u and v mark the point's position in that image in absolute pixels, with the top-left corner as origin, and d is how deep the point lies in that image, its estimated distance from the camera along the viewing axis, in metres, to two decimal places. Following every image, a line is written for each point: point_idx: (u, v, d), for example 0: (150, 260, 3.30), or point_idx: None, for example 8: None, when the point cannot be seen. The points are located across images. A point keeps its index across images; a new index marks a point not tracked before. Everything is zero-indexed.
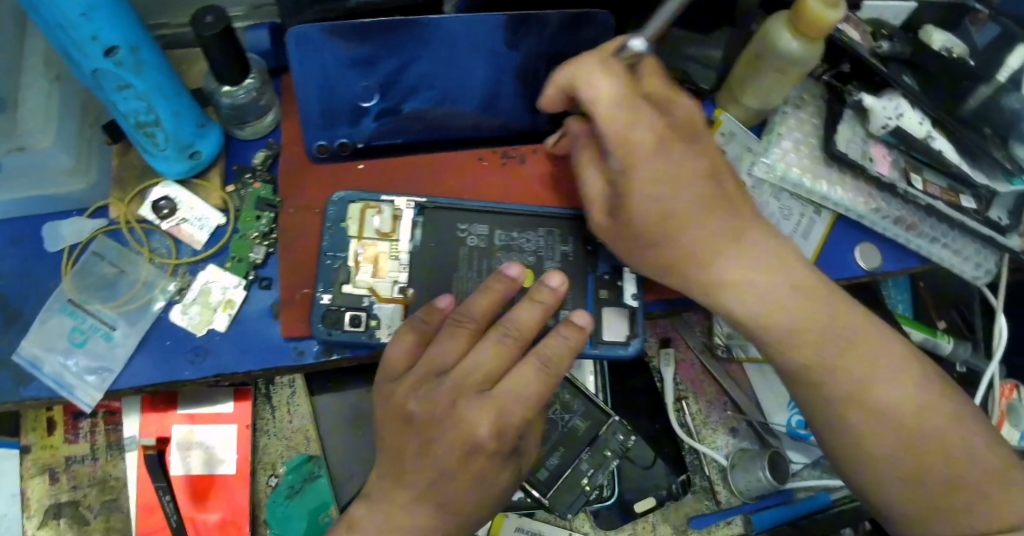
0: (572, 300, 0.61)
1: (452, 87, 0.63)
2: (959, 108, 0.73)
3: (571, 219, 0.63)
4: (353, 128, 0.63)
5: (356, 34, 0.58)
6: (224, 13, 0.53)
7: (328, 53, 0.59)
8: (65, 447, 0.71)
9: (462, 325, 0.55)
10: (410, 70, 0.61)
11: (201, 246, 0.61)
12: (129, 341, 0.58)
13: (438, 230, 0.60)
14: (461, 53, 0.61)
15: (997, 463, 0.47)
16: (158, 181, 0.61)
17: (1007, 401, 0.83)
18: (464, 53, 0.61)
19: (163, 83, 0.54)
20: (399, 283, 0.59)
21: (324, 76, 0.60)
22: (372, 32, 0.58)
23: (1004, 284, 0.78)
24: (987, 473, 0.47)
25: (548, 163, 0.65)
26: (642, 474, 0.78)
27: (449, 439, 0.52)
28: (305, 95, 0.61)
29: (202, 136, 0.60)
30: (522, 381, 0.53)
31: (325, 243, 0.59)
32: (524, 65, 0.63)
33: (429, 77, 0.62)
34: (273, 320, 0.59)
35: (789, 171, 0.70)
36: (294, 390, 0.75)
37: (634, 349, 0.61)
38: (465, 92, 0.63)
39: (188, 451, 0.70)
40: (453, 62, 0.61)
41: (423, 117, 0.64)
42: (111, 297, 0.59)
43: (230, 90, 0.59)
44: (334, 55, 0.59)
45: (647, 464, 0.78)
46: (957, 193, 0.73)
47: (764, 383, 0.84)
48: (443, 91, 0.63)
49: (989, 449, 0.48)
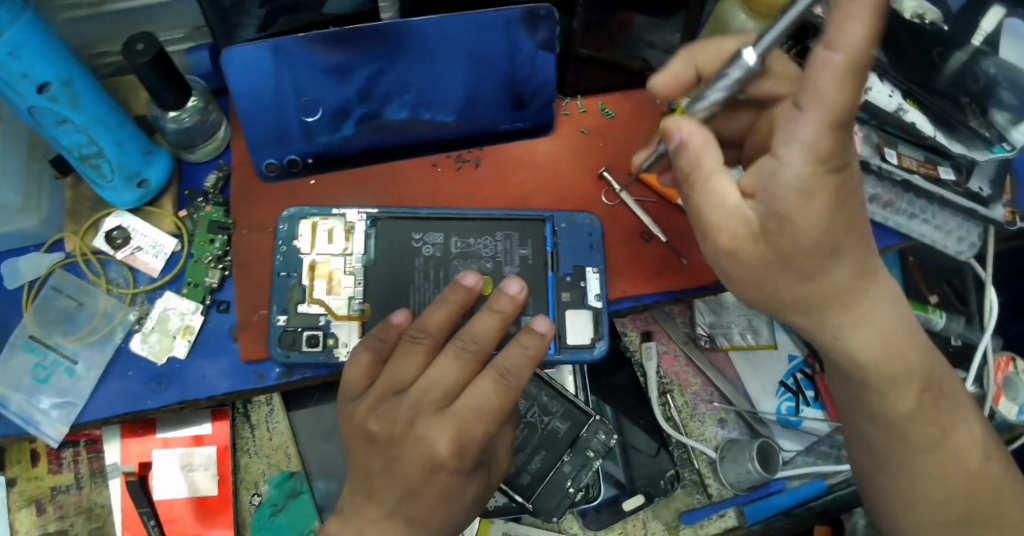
0: (533, 305, 0.60)
1: (431, 91, 0.62)
2: (935, 76, 0.69)
3: (527, 221, 0.62)
4: (315, 139, 0.62)
5: (321, 44, 0.56)
6: (155, 40, 0.53)
7: (270, 71, 0.57)
8: (50, 478, 0.72)
9: (417, 342, 0.55)
10: (372, 81, 0.60)
11: (157, 273, 0.61)
12: (91, 373, 0.58)
13: (392, 241, 0.60)
14: (417, 58, 0.59)
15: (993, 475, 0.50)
16: (111, 211, 0.61)
17: (1004, 374, 0.80)
18: (420, 57, 0.59)
19: (103, 115, 0.54)
20: (355, 298, 0.58)
21: (273, 94, 0.59)
22: (319, 47, 0.56)
23: (990, 255, 0.77)
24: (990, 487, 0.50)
25: (502, 167, 0.65)
26: (648, 461, 0.78)
27: (409, 458, 0.51)
28: (252, 113, 0.60)
29: (150, 163, 0.60)
30: (480, 393, 0.52)
31: (278, 262, 0.59)
32: (505, 71, 0.62)
33: (384, 83, 0.60)
34: (232, 343, 0.59)
35: None
36: (272, 408, 0.74)
37: (599, 351, 0.60)
38: (424, 97, 0.62)
39: (192, 473, 0.70)
40: (410, 67, 0.60)
41: (383, 125, 0.63)
42: (72, 330, 0.59)
43: (175, 115, 0.58)
44: (305, 65, 0.58)
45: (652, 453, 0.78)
46: (934, 165, 0.72)
47: (750, 373, 0.83)
48: (401, 98, 0.61)
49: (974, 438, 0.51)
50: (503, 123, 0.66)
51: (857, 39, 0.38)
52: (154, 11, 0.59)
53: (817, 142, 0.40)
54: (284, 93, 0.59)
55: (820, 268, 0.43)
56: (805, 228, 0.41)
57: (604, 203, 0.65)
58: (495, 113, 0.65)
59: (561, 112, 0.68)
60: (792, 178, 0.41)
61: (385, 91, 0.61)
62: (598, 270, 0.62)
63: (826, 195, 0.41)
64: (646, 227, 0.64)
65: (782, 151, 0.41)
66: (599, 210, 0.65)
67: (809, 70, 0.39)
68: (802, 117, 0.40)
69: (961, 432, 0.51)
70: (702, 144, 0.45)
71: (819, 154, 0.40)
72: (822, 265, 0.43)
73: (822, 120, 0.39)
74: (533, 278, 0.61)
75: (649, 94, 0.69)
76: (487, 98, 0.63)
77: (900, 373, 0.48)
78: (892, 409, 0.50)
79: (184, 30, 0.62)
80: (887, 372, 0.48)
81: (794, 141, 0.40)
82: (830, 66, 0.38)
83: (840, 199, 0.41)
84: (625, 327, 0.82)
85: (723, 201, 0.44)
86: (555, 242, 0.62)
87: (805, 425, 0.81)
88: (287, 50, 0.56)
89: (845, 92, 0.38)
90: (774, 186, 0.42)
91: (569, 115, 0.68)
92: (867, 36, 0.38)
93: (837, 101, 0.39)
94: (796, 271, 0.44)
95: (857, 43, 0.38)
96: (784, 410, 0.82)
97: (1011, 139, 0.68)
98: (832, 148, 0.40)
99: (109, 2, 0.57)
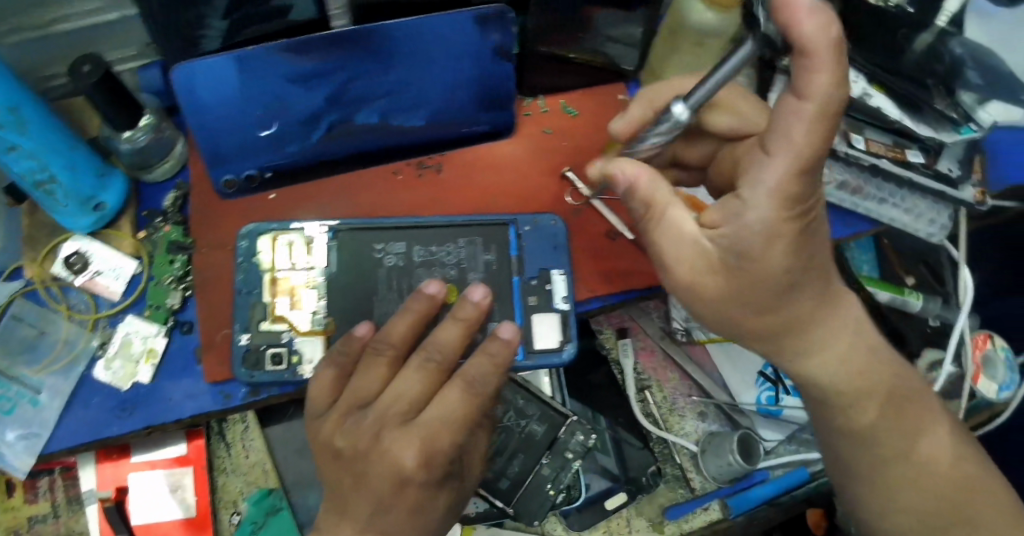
0: (499, 311, 0.60)
1: (403, 94, 0.60)
2: (904, 54, 0.67)
3: (491, 226, 0.62)
4: (285, 149, 0.60)
5: (285, 53, 0.54)
6: (101, 60, 0.52)
7: (235, 81, 0.55)
8: (26, 508, 0.71)
9: (381, 355, 0.54)
10: (343, 86, 0.57)
11: (119, 297, 0.60)
12: (56, 402, 0.57)
13: (354, 252, 0.59)
14: (387, 61, 0.57)
15: (965, 475, 0.50)
16: (68, 236, 0.60)
17: (982, 352, 0.79)
18: (391, 61, 0.57)
19: (54, 140, 0.53)
20: (319, 313, 0.58)
21: (237, 105, 0.56)
22: (285, 55, 0.54)
23: (962, 234, 0.76)
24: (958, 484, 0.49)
25: (466, 172, 0.65)
26: (638, 453, 0.78)
27: (376, 473, 0.50)
28: (212, 127, 0.57)
29: (104, 186, 0.59)
30: (445, 403, 0.52)
31: (238, 281, 0.58)
32: (477, 71, 0.60)
33: (354, 89, 0.58)
34: (197, 365, 0.58)
35: None
36: (247, 426, 0.74)
37: (568, 355, 0.59)
38: (395, 101, 0.60)
39: (181, 492, 0.70)
40: (381, 71, 0.57)
41: (352, 131, 0.61)
42: (34, 360, 0.58)
43: (129, 135, 0.57)
44: (270, 73, 0.55)
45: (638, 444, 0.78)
46: (903, 149, 0.69)
47: (729, 364, 0.83)
48: (372, 103, 0.60)
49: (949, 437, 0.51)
50: (464, 126, 0.64)
51: (823, 93, 0.38)
52: (105, 30, 0.59)
53: (782, 187, 0.40)
54: (249, 103, 0.56)
55: (779, 303, 0.44)
56: (766, 267, 0.42)
57: (568, 203, 0.65)
58: (461, 116, 0.64)
59: (523, 112, 0.67)
60: (756, 220, 0.41)
61: (356, 96, 0.59)
62: (564, 272, 0.61)
63: (786, 239, 0.41)
64: (612, 226, 0.64)
65: (745, 193, 0.41)
66: (564, 210, 0.64)
67: (778, 117, 0.40)
68: (771, 162, 0.40)
69: (933, 423, 0.51)
70: (651, 182, 0.46)
71: (782, 200, 0.40)
72: (783, 300, 0.44)
73: (790, 167, 0.40)
74: (498, 284, 0.60)
75: (613, 88, 0.69)
76: (458, 99, 0.62)
77: (862, 388, 0.48)
78: (856, 423, 0.49)
79: (135, 48, 0.62)
80: (847, 391, 0.48)
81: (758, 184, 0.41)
82: (800, 115, 0.39)
83: (802, 240, 0.42)
84: (600, 325, 0.82)
85: (681, 238, 0.44)
86: (519, 246, 0.61)
87: (786, 414, 0.81)
88: (252, 60, 0.54)
89: (817, 141, 0.39)
90: (737, 226, 0.42)
91: (530, 115, 0.67)
92: (833, 91, 0.38)
93: (805, 147, 0.39)
94: (753, 305, 0.44)
95: (829, 94, 0.38)
96: (764, 400, 0.82)
97: (977, 119, 0.67)
98: (797, 194, 0.40)
99: (54, 24, 0.56)
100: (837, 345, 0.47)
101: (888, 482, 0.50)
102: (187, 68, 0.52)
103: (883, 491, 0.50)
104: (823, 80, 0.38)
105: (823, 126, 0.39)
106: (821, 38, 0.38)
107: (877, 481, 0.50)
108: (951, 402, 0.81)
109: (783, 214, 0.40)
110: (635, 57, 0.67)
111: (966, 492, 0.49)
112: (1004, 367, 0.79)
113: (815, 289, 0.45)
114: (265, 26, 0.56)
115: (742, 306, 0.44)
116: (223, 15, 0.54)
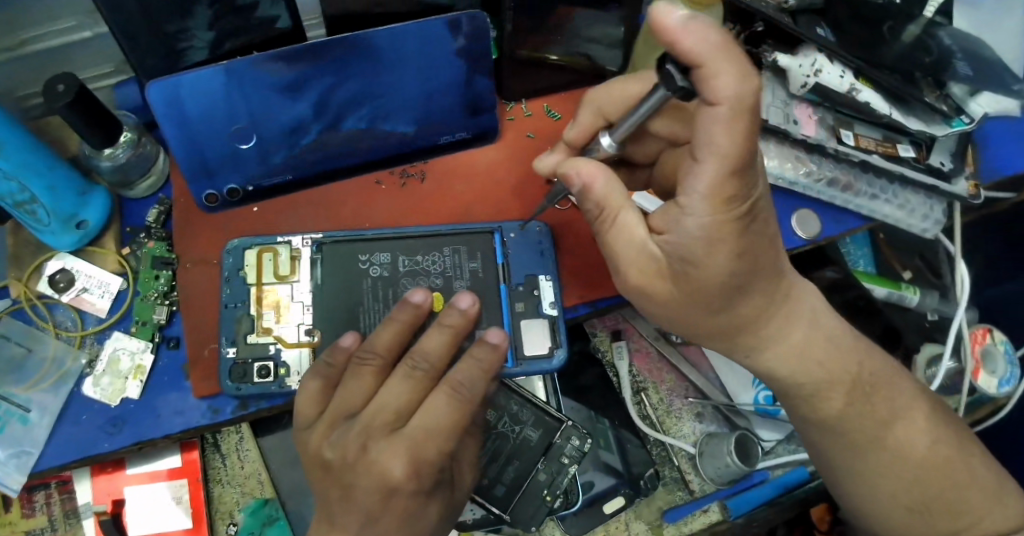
0: (487, 318, 0.59)
1: (388, 101, 0.60)
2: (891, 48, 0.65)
3: (476, 234, 0.61)
4: (272, 159, 0.61)
5: (270, 62, 0.55)
6: (76, 79, 0.51)
7: (222, 93, 0.56)
8: (24, 522, 0.71)
9: (366, 364, 0.53)
10: (328, 95, 0.58)
11: (105, 313, 0.60)
12: (45, 420, 0.57)
13: (338, 264, 0.59)
14: (369, 68, 0.58)
15: (936, 459, 0.52)
16: (53, 254, 0.61)
17: (981, 347, 0.78)
18: (374, 68, 0.58)
19: (32, 161, 0.53)
20: (305, 326, 0.58)
21: (225, 116, 0.57)
22: (267, 65, 0.55)
23: (958, 229, 0.75)
24: (942, 476, 0.51)
25: (450, 179, 0.65)
26: (640, 451, 0.78)
27: (364, 486, 0.49)
28: (200, 140, 0.58)
29: (86, 204, 0.59)
30: (431, 409, 0.51)
31: (225, 295, 0.58)
32: (462, 75, 0.61)
33: (338, 97, 0.59)
34: (184, 379, 0.58)
35: (768, 165, 0.66)
36: (241, 436, 0.74)
37: (558, 361, 0.59)
38: (380, 109, 0.61)
39: (180, 501, 0.70)
40: (363, 79, 0.58)
41: (338, 141, 0.61)
42: (23, 378, 0.58)
43: (109, 153, 0.57)
44: (255, 83, 0.56)
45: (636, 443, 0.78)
46: (893, 143, 0.68)
47: (725, 365, 0.82)
48: (357, 111, 0.60)
49: (926, 420, 0.53)
50: (444, 135, 0.64)
51: (730, 94, 0.40)
52: (83, 45, 0.58)
53: (716, 191, 0.42)
54: (236, 114, 0.57)
55: (729, 302, 0.47)
56: (709, 272, 0.44)
57: (556, 208, 0.64)
58: (447, 123, 0.63)
59: (506, 117, 0.67)
60: (695, 227, 0.43)
61: (340, 104, 0.59)
62: (551, 277, 0.61)
63: (726, 244, 0.43)
64: None
65: (683, 200, 0.43)
66: (550, 214, 0.64)
67: (700, 128, 0.42)
68: (700, 167, 0.42)
69: (905, 410, 0.53)
70: (605, 185, 0.48)
71: (718, 204, 0.42)
72: (731, 300, 0.47)
73: (720, 168, 0.41)
74: (485, 291, 0.60)
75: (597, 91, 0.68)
76: (442, 106, 0.62)
77: (818, 378, 0.52)
78: (821, 412, 0.53)
79: (112, 65, 0.62)
80: (805, 381, 0.52)
81: (692, 191, 0.42)
82: (717, 120, 0.41)
83: (744, 240, 0.44)
84: (594, 328, 0.82)
85: (632, 240, 0.47)
86: (505, 254, 0.61)
87: (783, 414, 0.80)
88: (237, 71, 0.55)
89: (737, 138, 0.41)
90: (679, 233, 0.44)
91: (514, 119, 0.67)
92: (738, 89, 0.40)
93: (730, 148, 0.41)
94: (706, 306, 0.47)
95: (738, 92, 0.40)
96: (762, 399, 0.81)
97: (969, 111, 0.66)
98: (730, 195, 0.42)
99: (27, 44, 0.56)
100: (791, 336, 0.51)
101: (866, 468, 0.52)
102: (172, 81, 0.54)
103: (865, 478, 0.53)
104: (728, 77, 0.40)
105: (739, 122, 0.40)
106: (711, 46, 0.39)
107: (857, 470, 0.53)
108: (951, 396, 0.79)
109: (720, 217, 0.43)
110: (618, 58, 0.66)
111: (946, 480, 0.51)
112: (1004, 361, 0.78)
113: (764, 281, 0.47)
114: (250, 37, 0.56)
115: (701, 305, 0.47)
116: (210, 26, 0.53)
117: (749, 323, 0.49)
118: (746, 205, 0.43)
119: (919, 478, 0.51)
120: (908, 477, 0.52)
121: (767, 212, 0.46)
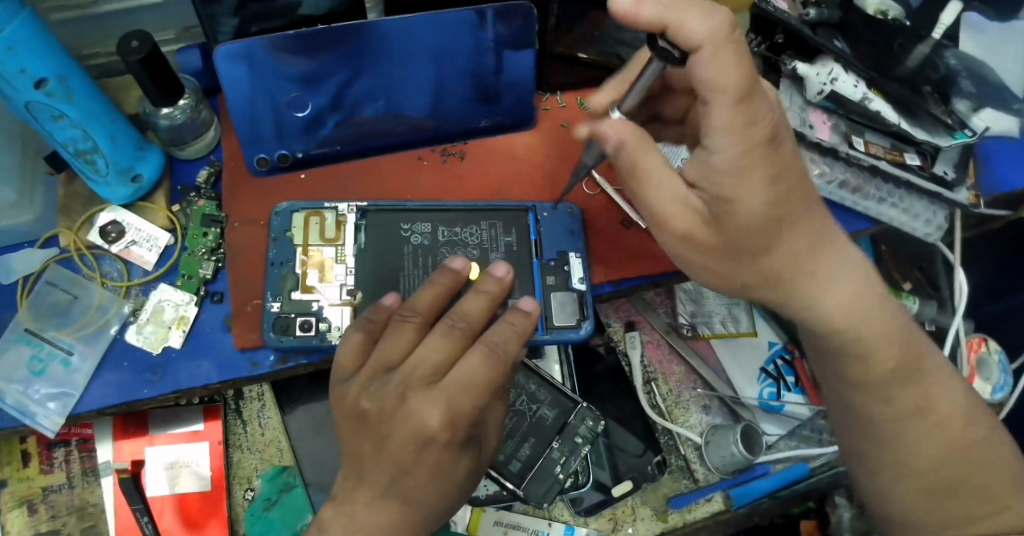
0: (519, 288, 0.63)
1: (421, 80, 0.63)
2: (898, 69, 0.69)
3: (512, 211, 0.65)
4: (319, 131, 0.64)
5: (307, 40, 0.57)
6: (148, 37, 0.54)
7: (245, 78, 0.59)
8: (42, 478, 0.72)
9: (407, 320, 0.55)
10: (364, 71, 0.61)
11: (151, 266, 0.62)
12: (87, 365, 0.58)
13: (384, 230, 0.62)
14: (402, 49, 0.61)
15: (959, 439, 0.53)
16: (104, 207, 0.63)
17: (977, 354, 0.83)
18: (387, 60, 0.61)
19: (99, 112, 0.55)
20: (347, 287, 0.60)
21: (246, 102, 0.61)
22: (304, 41, 0.58)
23: (957, 237, 0.78)
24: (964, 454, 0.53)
25: (488, 162, 0.68)
26: (644, 439, 0.80)
27: (400, 436, 0.50)
28: (245, 114, 0.62)
29: (142, 159, 0.61)
30: (467, 368, 0.51)
31: (271, 254, 0.61)
32: (497, 62, 0.64)
33: (371, 76, 0.62)
34: (226, 333, 0.60)
35: None
36: (264, 403, 0.76)
37: (584, 331, 0.62)
38: (401, 99, 0.64)
39: (186, 470, 0.71)
40: (387, 69, 0.62)
41: (370, 122, 0.65)
42: (65, 323, 0.60)
43: (168, 112, 0.60)
44: (296, 57, 0.59)
45: (642, 434, 0.80)
46: (900, 151, 0.72)
47: (731, 359, 0.85)
48: (374, 103, 0.64)
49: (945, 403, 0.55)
50: (481, 119, 0.68)
51: (704, 34, 0.43)
52: (152, 11, 0.62)
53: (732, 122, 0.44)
54: (257, 100, 0.61)
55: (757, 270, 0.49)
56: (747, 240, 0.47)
57: (585, 193, 0.68)
58: (490, 107, 0.67)
59: (542, 107, 0.71)
60: (722, 162, 0.45)
61: (376, 81, 0.62)
62: (580, 254, 0.65)
63: (758, 169, 0.44)
64: (625, 215, 0.67)
65: (706, 141, 0.45)
66: (580, 199, 0.67)
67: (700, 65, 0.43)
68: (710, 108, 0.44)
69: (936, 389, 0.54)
70: (630, 129, 0.46)
71: (741, 134, 0.44)
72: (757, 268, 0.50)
73: (726, 103, 0.44)
74: (518, 263, 0.63)
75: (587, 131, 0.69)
76: (463, 93, 0.65)
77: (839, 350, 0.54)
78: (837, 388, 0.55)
79: (174, 32, 0.65)
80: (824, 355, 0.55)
81: (714, 129, 0.45)
82: (703, 63, 0.43)
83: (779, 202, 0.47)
84: (609, 318, 0.85)
85: None
86: (538, 230, 0.65)
87: (786, 410, 0.84)
88: (278, 45, 0.57)
89: (728, 71, 0.43)
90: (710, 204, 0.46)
91: (549, 109, 0.70)
92: (710, 27, 0.42)
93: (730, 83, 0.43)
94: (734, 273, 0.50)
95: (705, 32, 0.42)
96: (766, 395, 0.84)
97: (971, 125, 0.70)
98: (747, 121, 0.44)
99: (93, 5, 0.59)
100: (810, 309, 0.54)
101: (884, 451, 0.52)
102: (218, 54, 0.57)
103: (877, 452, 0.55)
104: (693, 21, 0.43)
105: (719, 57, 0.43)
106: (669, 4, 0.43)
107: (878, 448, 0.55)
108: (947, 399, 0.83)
109: (743, 146, 0.44)
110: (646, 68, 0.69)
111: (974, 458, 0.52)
112: (998, 369, 0.82)
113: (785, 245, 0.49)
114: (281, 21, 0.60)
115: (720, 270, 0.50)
116: (233, 12, 0.57)
117: (780, 270, 0.49)
118: (767, 127, 0.44)
119: (946, 462, 0.51)
120: (930, 459, 0.51)
121: (788, 150, 0.47)
